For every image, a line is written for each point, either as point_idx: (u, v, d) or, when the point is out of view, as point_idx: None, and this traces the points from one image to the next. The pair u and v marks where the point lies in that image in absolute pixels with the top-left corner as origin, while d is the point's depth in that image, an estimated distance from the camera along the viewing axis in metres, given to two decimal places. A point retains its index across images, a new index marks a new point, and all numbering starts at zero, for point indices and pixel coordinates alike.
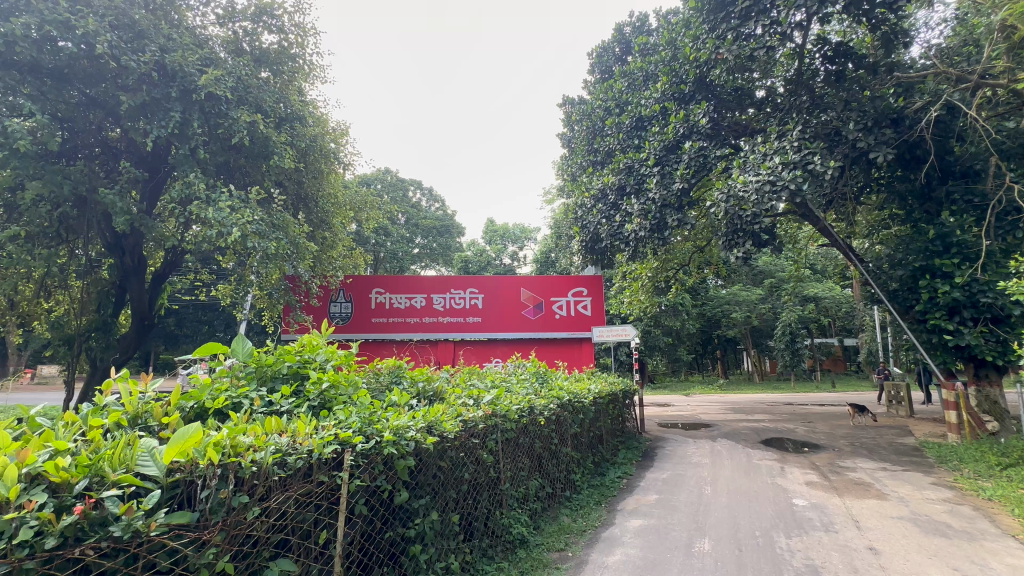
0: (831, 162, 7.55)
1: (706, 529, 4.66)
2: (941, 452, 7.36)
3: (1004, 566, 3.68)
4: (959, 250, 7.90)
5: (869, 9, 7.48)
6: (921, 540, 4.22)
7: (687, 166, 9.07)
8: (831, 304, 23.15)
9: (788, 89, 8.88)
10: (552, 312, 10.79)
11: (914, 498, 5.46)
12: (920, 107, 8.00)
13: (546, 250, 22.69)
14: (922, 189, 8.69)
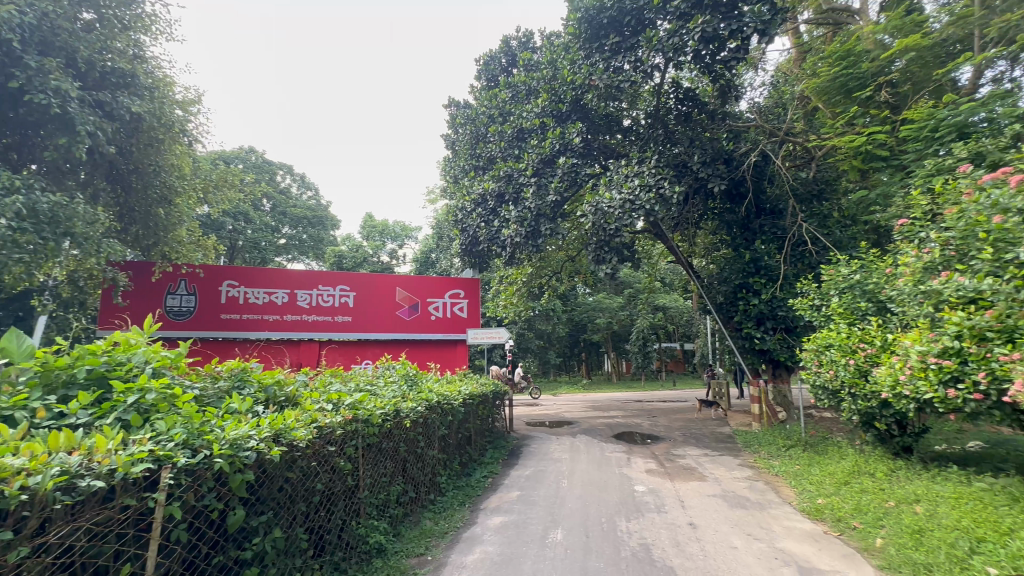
0: (678, 188, 8.66)
1: (560, 520, 4.99)
2: (747, 439, 8.90)
3: (782, 528, 4.57)
4: (766, 272, 9.75)
5: (710, 64, 8.81)
6: (727, 513, 5.05)
7: (561, 180, 9.76)
8: (675, 313, 26.64)
9: (647, 121, 10.06)
10: (428, 313, 10.58)
11: (725, 477, 6.52)
12: (745, 151, 9.64)
13: (426, 250, 22.33)
14: (743, 220, 10.35)
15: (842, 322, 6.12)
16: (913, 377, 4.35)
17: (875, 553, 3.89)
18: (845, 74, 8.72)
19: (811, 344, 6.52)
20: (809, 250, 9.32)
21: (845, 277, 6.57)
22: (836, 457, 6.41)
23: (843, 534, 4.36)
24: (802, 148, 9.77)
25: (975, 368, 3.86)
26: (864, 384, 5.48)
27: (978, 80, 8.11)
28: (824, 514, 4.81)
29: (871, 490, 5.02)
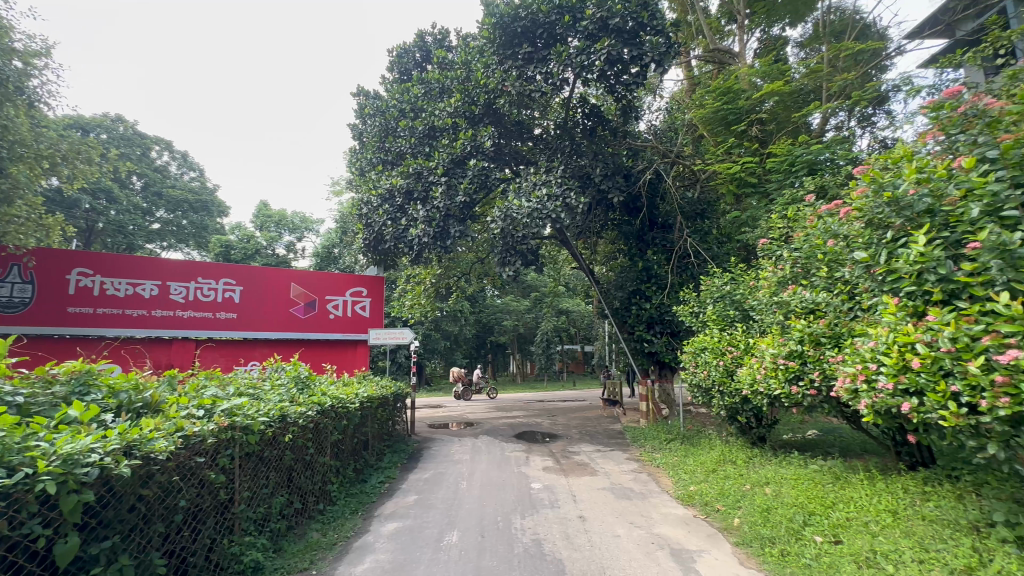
0: (582, 198, 9.12)
1: (456, 522, 4.98)
2: (635, 434, 9.61)
3: (659, 515, 5.01)
4: (655, 281, 10.66)
5: (614, 84, 9.41)
6: (613, 504, 5.41)
7: (471, 182, 9.78)
8: (578, 316, 28.00)
9: (556, 132, 10.50)
10: (326, 311, 9.86)
11: (615, 471, 6.99)
12: (642, 168, 10.42)
13: (327, 244, 21.00)
14: (638, 232, 11.17)
15: (715, 328, 6.88)
16: (767, 376, 5.03)
17: (733, 531, 4.41)
18: (726, 109, 9.94)
19: (689, 346, 7.25)
20: (692, 262, 10.34)
21: (718, 288, 7.43)
22: (707, 448, 7.17)
23: (709, 516, 4.89)
24: (689, 170, 10.82)
25: (812, 368, 4.55)
26: (731, 382, 6.21)
27: (824, 126, 9.65)
28: (694, 499, 5.36)
29: (732, 476, 5.69)
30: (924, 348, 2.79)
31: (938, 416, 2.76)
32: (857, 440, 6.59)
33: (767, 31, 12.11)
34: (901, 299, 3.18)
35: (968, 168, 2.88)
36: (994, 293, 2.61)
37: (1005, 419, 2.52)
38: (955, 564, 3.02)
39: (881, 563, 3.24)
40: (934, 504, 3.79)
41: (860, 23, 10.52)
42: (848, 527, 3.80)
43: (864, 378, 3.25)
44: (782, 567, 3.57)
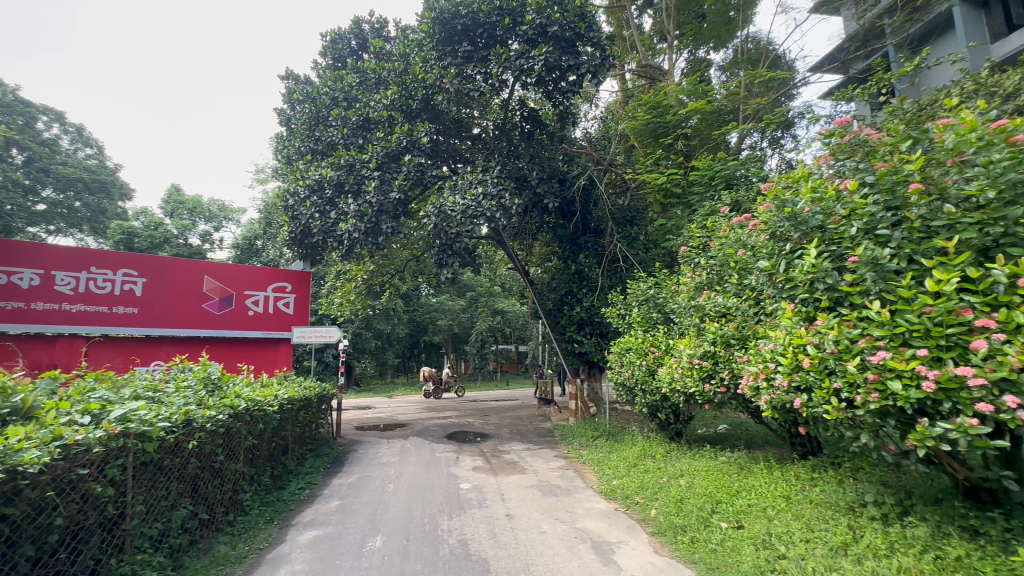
0: (518, 200, 9.24)
1: (381, 527, 4.84)
2: (564, 432, 9.85)
3: (583, 510, 5.18)
4: (586, 283, 11.03)
5: (552, 90, 9.62)
6: (539, 501, 5.52)
7: (406, 177, 9.54)
8: (512, 317, 28.22)
9: (494, 133, 10.57)
10: (244, 308, 9.15)
11: (543, 468, 7.14)
12: (577, 174, 10.73)
13: (248, 235, 19.58)
14: (571, 236, 11.49)
15: (639, 329, 7.25)
16: (684, 375, 5.38)
17: (649, 521, 4.66)
18: (655, 123, 10.58)
19: (616, 346, 7.57)
20: (621, 266, 10.80)
21: (644, 291, 7.84)
22: (629, 444, 7.52)
23: (629, 508, 5.13)
24: (620, 178, 11.26)
25: (723, 367, 4.93)
26: (652, 381, 6.56)
27: (740, 145, 10.49)
28: (616, 493, 5.60)
29: (651, 470, 6.01)
30: (813, 349, 3.11)
31: (823, 410, 3.09)
32: (760, 434, 7.21)
33: (693, 53, 13.06)
34: (796, 305, 3.52)
35: (851, 190, 3.24)
36: (869, 301, 2.97)
37: (875, 412, 2.87)
38: (834, 541, 3.40)
39: (775, 544, 3.58)
40: (820, 488, 4.23)
41: (772, 53, 11.60)
42: (749, 513, 4.15)
43: (764, 377, 3.57)
44: (691, 553, 3.83)
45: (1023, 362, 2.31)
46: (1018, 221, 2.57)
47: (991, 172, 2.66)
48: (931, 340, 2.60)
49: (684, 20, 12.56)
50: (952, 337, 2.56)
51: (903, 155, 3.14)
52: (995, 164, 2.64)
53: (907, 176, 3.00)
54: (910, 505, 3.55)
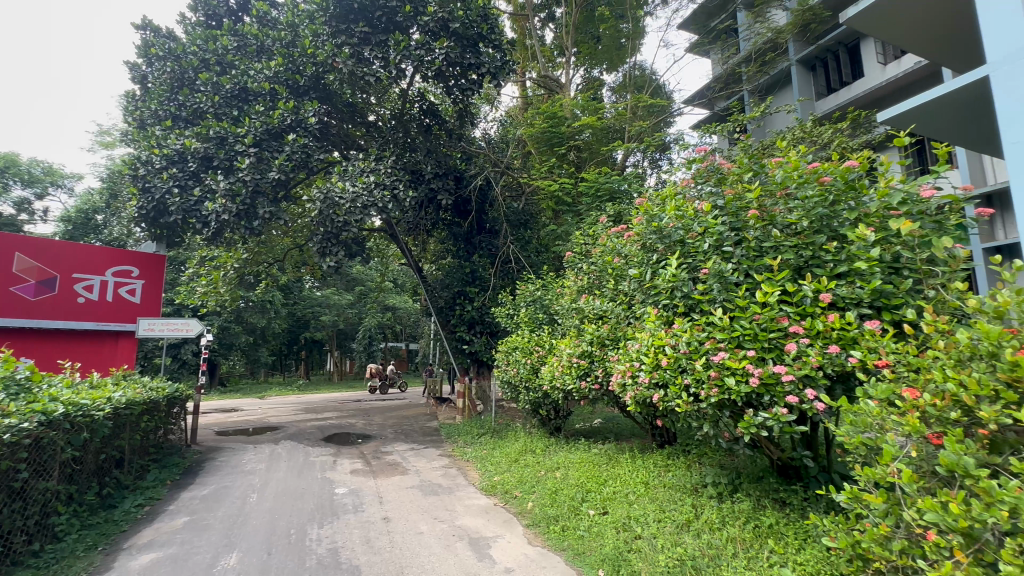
0: (411, 193, 9.06)
1: (238, 541, 4.37)
2: (450, 431, 9.80)
3: (462, 507, 5.22)
4: (479, 283, 11.12)
5: (452, 86, 9.53)
6: (419, 501, 5.44)
7: (288, 158, 8.74)
8: (404, 314, 27.13)
9: (390, 122, 10.21)
10: (70, 295, 7.55)
11: (425, 468, 7.04)
12: (473, 174, 10.76)
13: (84, 208, 16.37)
14: (466, 234, 11.47)
15: (526, 329, 7.52)
16: (563, 373, 5.71)
17: (525, 514, 4.84)
18: (550, 132, 11.15)
19: (503, 346, 7.75)
20: (512, 267, 11.05)
21: (532, 293, 8.14)
22: (512, 441, 7.73)
23: (507, 503, 5.28)
24: (516, 182, 11.43)
25: (597, 366, 5.32)
26: (535, 379, 6.83)
27: (625, 162, 11.44)
28: (497, 488, 5.72)
29: (531, 464, 6.25)
30: (670, 350, 3.48)
31: (675, 404, 3.48)
32: (628, 426, 7.90)
33: (589, 72, 13.79)
34: (658, 310, 3.92)
35: (706, 211, 3.70)
36: (714, 308, 3.42)
37: (714, 405, 3.30)
38: (681, 519, 3.84)
39: (633, 526, 3.93)
40: (672, 474, 4.76)
41: (654, 82, 12.87)
42: (614, 499, 4.52)
43: (630, 374, 3.92)
44: (561, 541, 4.06)
45: (820, 361, 2.84)
46: (822, 246, 3.17)
47: (807, 205, 3.24)
48: (759, 342, 3.08)
49: (581, 39, 13.30)
50: (773, 340, 3.06)
51: (745, 184, 3.66)
52: (809, 199, 3.24)
53: (748, 203, 3.51)
54: (739, 483, 4.17)
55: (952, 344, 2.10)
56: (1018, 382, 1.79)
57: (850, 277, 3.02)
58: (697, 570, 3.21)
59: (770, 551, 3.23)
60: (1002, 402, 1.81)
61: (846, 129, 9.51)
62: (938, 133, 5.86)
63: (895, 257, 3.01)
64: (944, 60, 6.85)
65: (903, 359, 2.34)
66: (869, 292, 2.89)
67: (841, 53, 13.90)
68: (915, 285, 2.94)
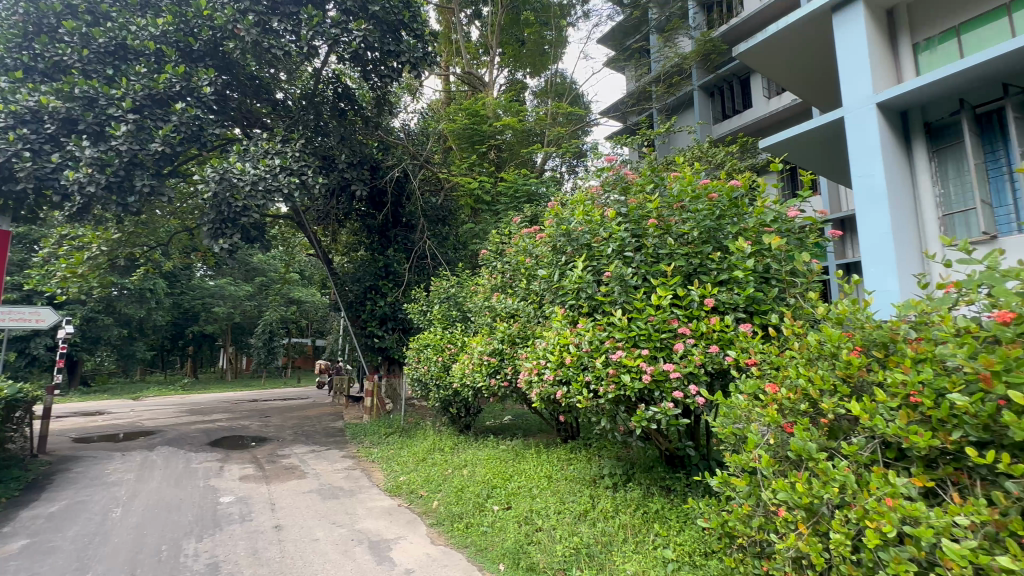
0: (320, 179, 8.57)
1: (93, 564, 3.80)
2: (355, 431, 9.38)
3: (364, 510, 5.01)
4: (393, 278, 10.77)
5: (370, 71, 9.12)
6: (316, 506, 5.13)
7: (176, 129, 7.77)
8: (310, 308, 25.39)
9: (300, 102, 9.42)
10: None
11: (325, 471, 6.66)
12: (391, 165, 10.39)
13: None
14: (380, 227, 11.01)
15: (439, 327, 7.44)
16: (474, 370, 5.73)
17: (430, 514, 4.78)
18: (472, 129, 11.27)
19: (414, 343, 7.59)
20: (428, 263, 10.84)
21: (446, 289, 8.09)
22: (420, 439, 7.59)
23: (412, 503, 5.16)
24: (434, 177, 11.13)
25: (507, 363, 5.44)
26: (446, 377, 6.78)
27: (543, 165, 11.76)
28: (401, 489, 5.57)
29: (438, 462, 6.18)
30: (573, 348, 3.63)
31: (576, 399, 3.64)
32: (536, 423, 8.12)
33: (512, 74, 13.94)
34: (564, 309, 4.07)
35: (611, 217, 3.91)
36: (615, 309, 3.62)
37: (612, 400, 3.49)
38: (579, 509, 4.03)
39: (535, 519, 4.05)
40: (573, 467, 5.00)
41: (573, 91, 13.38)
42: (518, 494, 4.62)
43: (536, 372, 4.04)
44: (464, 538, 4.06)
45: (702, 360, 3.13)
46: (708, 256, 3.50)
47: (697, 217, 3.57)
48: (652, 342, 3.31)
49: (506, 40, 13.44)
50: (664, 339, 3.31)
51: (646, 195, 3.92)
52: (699, 213, 3.56)
53: (648, 212, 3.74)
54: (632, 473, 4.49)
55: (805, 345, 2.43)
56: (851, 377, 2.12)
57: (730, 284, 3.36)
58: (590, 557, 3.38)
59: (655, 534, 3.50)
60: (838, 394, 2.12)
61: (736, 152, 10.61)
62: (808, 163, 6.81)
63: (766, 268, 3.41)
64: (812, 100, 7.95)
65: (767, 358, 2.66)
66: (744, 298, 3.26)
67: (735, 84, 15.46)
68: (780, 294, 3.36)
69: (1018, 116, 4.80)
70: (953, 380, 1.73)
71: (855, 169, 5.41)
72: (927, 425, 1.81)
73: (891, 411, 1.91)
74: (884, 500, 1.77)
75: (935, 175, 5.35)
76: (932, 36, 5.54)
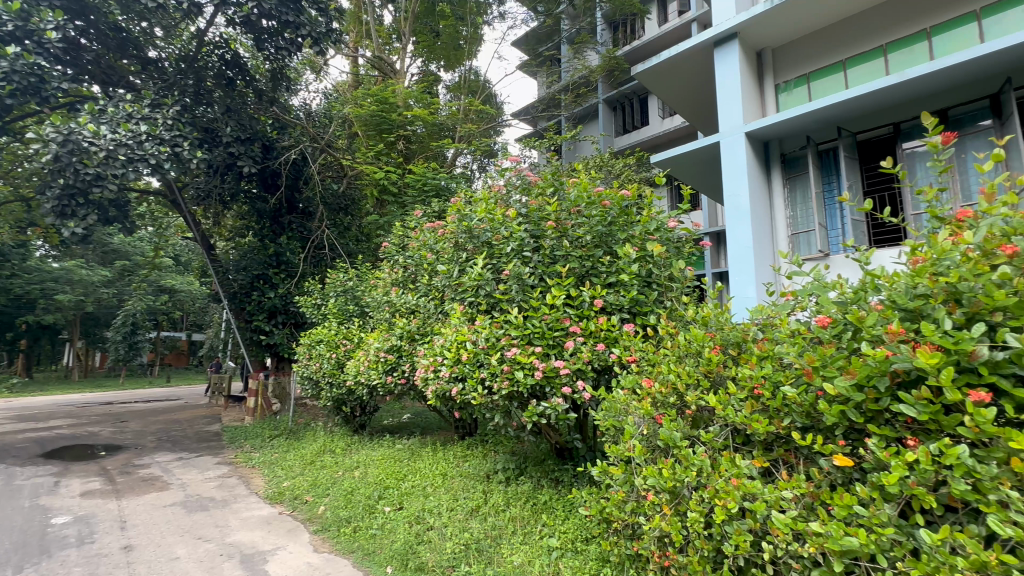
0: (198, 152, 7.63)
1: None
2: (234, 434, 8.52)
3: (238, 521, 4.55)
4: (285, 268, 9.94)
5: (264, 40, 8.34)
6: (179, 520, 4.56)
7: (5, 77, 6.42)
8: (186, 298, 22.51)
9: (177, 64, 8.33)
10: None
11: (194, 481, 5.95)
12: (287, 145, 9.56)
13: None
14: (273, 212, 10.07)
15: (333, 322, 7.03)
16: (369, 368, 5.51)
17: (315, 520, 4.48)
18: (380, 117, 10.84)
19: (306, 338, 7.08)
20: (326, 254, 10.16)
21: (343, 282, 7.70)
22: (309, 441, 7.11)
23: (295, 510, 4.80)
24: (337, 163, 10.46)
25: (405, 361, 5.32)
26: (340, 375, 6.43)
27: (454, 160, 11.60)
28: (284, 495, 5.15)
29: (328, 465, 5.83)
30: (470, 345, 3.64)
31: (471, 396, 3.64)
32: (436, 421, 8.02)
33: (426, 65, 13.62)
34: (463, 306, 4.08)
35: (512, 216, 3.99)
36: (512, 307, 3.70)
37: (505, 396, 3.56)
38: (472, 505, 4.06)
39: (427, 517, 4.00)
40: (469, 463, 5.06)
41: (486, 90, 13.45)
42: (411, 493, 4.52)
43: (432, 369, 3.99)
44: (352, 543, 3.88)
45: (589, 357, 3.32)
46: (599, 259, 3.72)
47: (590, 222, 3.78)
48: (546, 340, 3.43)
49: (420, 29, 13.07)
50: (557, 337, 3.46)
51: (546, 198, 4.06)
52: (592, 218, 3.78)
53: (547, 215, 3.89)
54: (525, 467, 4.64)
55: (676, 344, 2.69)
56: (711, 372, 2.38)
57: (617, 287, 3.60)
58: (479, 551, 3.41)
59: (543, 524, 3.65)
60: (700, 387, 2.38)
61: (632, 164, 11.43)
62: (691, 179, 7.55)
63: (648, 274, 3.70)
64: (697, 124, 8.82)
65: (645, 355, 2.90)
66: (628, 300, 3.52)
67: (635, 102, 16.65)
68: (659, 297, 3.67)
69: (849, 155, 5.73)
70: (787, 373, 2.01)
71: (727, 189, 6.15)
72: (766, 412, 2.09)
73: (740, 402, 2.18)
74: (731, 480, 2.02)
75: (787, 200, 6.23)
76: (790, 80, 6.45)
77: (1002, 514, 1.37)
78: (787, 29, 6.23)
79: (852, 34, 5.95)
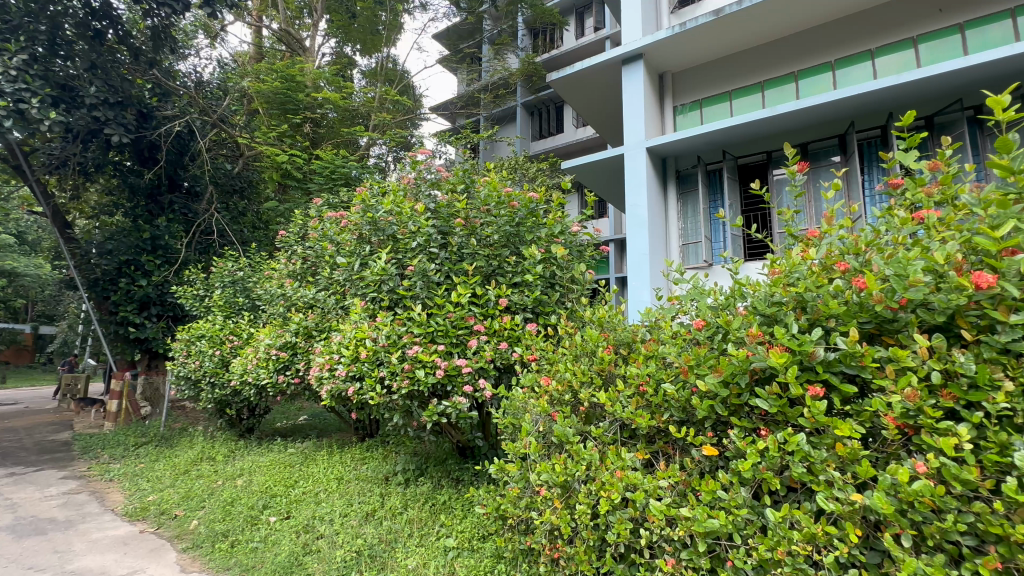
0: (51, 113, 6.52)
1: None
2: (88, 443, 7.34)
3: (84, 545, 3.90)
4: (163, 253, 8.76)
5: None
6: (4, 549, 3.81)
7: None
8: (31, 284, 18.99)
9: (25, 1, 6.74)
10: None
11: (29, 500, 5.01)
12: (169, 115, 8.37)
13: None
14: (150, 189, 8.84)
15: (219, 315, 6.35)
16: (258, 366, 5.07)
17: (185, 536, 3.98)
18: (285, 96, 10.07)
19: (184, 333, 6.33)
20: (214, 240, 9.17)
21: (231, 272, 6.99)
22: (184, 448, 6.36)
23: (161, 527, 4.24)
24: (232, 140, 9.47)
25: (300, 358, 4.96)
26: (224, 374, 5.83)
27: (366, 149, 11.06)
28: (148, 510, 4.53)
29: (205, 474, 5.24)
30: (370, 343, 3.48)
31: (368, 396, 3.48)
32: (334, 422, 7.60)
33: (340, 46, 12.87)
34: (364, 302, 3.90)
35: (421, 211, 3.88)
36: (415, 304, 3.59)
37: (406, 396, 3.45)
38: (367, 510, 3.88)
39: (317, 525, 3.75)
40: (367, 466, 4.85)
41: (404, 80, 13.05)
42: (301, 501, 4.22)
43: (328, 367, 3.77)
44: (228, 559, 3.51)
45: (491, 356, 3.34)
46: (506, 259, 3.77)
47: (498, 222, 3.80)
48: (449, 338, 3.39)
49: (334, 7, 12.30)
50: (460, 336, 3.43)
51: (457, 195, 4.02)
52: (500, 218, 3.80)
53: (456, 212, 3.85)
54: (425, 467, 4.56)
55: (573, 343, 2.79)
56: (603, 370, 2.51)
57: (522, 286, 3.66)
58: (372, 557, 3.26)
59: (440, 525, 3.60)
60: (593, 385, 2.50)
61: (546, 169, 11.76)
62: (598, 187, 7.95)
63: (552, 275, 3.81)
64: (606, 135, 9.31)
65: (545, 355, 2.96)
66: (532, 300, 3.59)
67: (552, 108, 17.20)
68: (561, 298, 3.79)
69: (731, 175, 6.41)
70: (667, 371, 2.17)
71: (629, 199, 6.58)
72: (649, 407, 2.24)
73: (627, 398, 2.32)
74: (616, 472, 2.13)
75: (680, 213, 6.80)
76: (687, 103, 7.05)
77: (828, 492, 1.59)
78: (689, 54, 6.78)
79: (840, 37, 6.03)
